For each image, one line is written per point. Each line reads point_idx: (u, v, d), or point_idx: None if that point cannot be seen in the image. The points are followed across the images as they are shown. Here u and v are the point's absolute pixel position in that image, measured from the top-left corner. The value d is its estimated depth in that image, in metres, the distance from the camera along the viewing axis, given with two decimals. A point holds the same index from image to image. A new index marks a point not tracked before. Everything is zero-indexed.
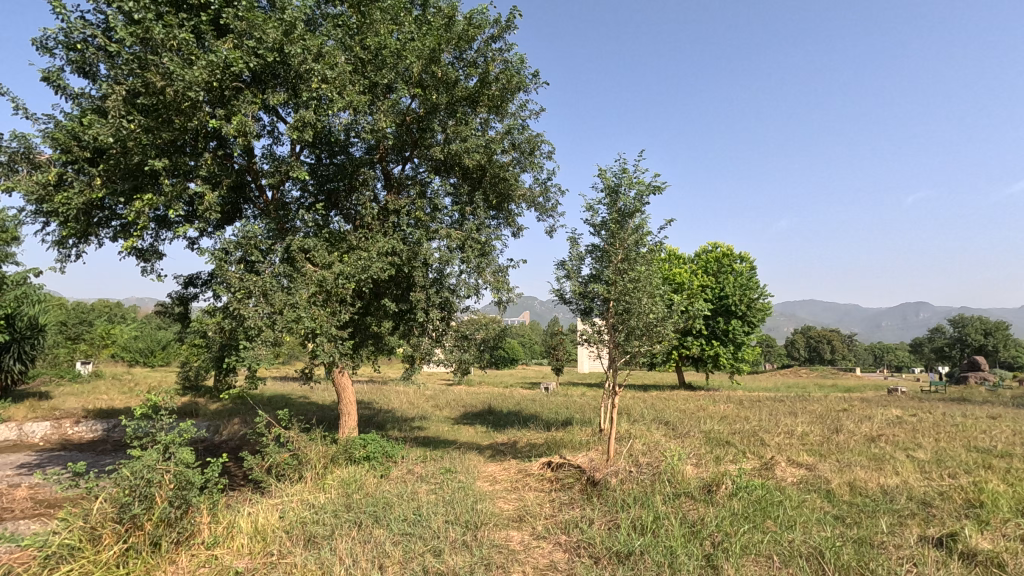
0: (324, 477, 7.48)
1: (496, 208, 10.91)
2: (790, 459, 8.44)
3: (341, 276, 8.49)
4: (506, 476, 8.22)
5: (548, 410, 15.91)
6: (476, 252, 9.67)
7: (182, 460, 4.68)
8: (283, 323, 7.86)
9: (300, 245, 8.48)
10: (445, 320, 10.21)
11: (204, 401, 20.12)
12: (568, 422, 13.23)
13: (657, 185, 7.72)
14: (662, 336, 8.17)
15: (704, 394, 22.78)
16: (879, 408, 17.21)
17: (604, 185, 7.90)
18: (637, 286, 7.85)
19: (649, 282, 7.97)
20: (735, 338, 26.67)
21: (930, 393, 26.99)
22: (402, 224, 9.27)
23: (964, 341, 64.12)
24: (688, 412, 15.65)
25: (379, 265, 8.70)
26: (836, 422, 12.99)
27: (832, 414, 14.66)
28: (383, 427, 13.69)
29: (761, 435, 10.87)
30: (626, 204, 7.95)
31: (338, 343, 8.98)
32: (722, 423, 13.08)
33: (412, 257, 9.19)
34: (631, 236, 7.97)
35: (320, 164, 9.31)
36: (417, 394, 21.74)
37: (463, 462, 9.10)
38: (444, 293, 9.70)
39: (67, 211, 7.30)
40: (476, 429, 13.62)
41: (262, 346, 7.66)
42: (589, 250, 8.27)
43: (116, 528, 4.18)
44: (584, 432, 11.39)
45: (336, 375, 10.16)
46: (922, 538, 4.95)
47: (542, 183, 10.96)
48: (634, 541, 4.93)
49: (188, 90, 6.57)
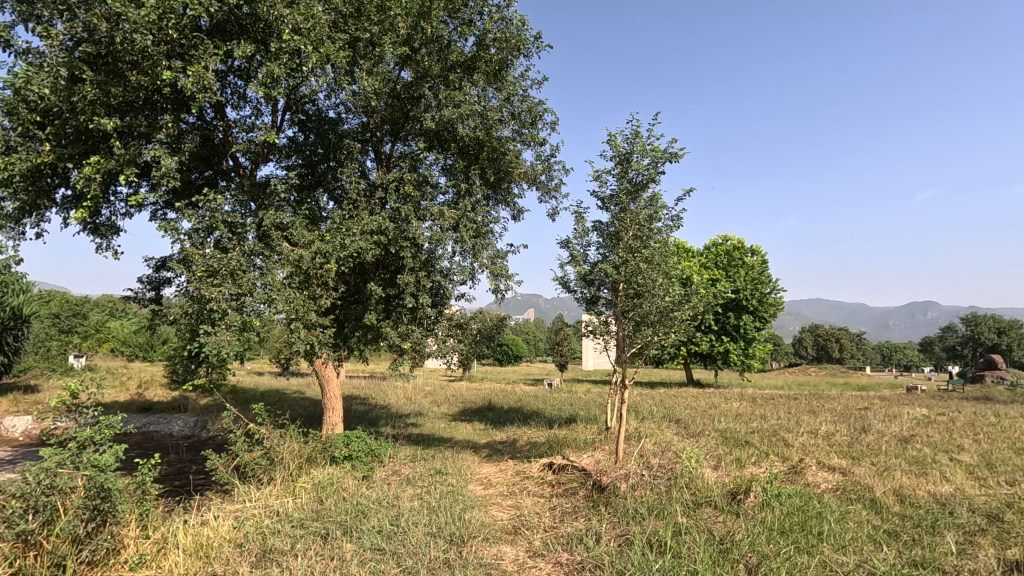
0: (298, 480, 6.66)
1: (495, 187, 10.05)
2: (821, 462, 7.55)
3: (320, 256, 7.65)
4: (502, 478, 7.37)
5: (551, 407, 15.09)
6: (471, 232, 8.81)
7: (97, 462, 3.87)
8: (252, 307, 7.02)
9: (275, 221, 7.63)
10: (438, 308, 9.36)
11: (194, 396, 19.43)
12: (571, 420, 12.38)
13: (674, 151, 6.79)
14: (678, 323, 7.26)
15: (713, 392, 21.81)
16: (900, 406, 16.19)
17: (613, 152, 6.99)
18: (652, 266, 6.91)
19: (664, 264, 7.04)
20: (746, 334, 25.75)
21: (950, 392, 25.92)
22: (390, 200, 8.44)
23: (977, 340, 62.83)
24: (699, 409, 14.76)
25: (362, 244, 7.85)
26: (861, 422, 12.05)
27: (854, 413, 13.74)
28: (375, 423, 12.87)
29: (783, 434, 9.97)
30: (640, 175, 7.01)
31: (317, 331, 8.13)
32: (737, 421, 12.22)
33: (401, 236, 8.33)
34: (644, 209, 7.05)
35: (304, 140, 8.70)
36: (416, 390, 21.02)
37: (456, 463, 8.25)
38: (436, 277, 8.84)
39: (10, 179, 6.47)
40: (473, 426, 12.79)
41: (226, 332, 6.81)
42: (595, 227, 7.34)
43: (2, 548, 3.47)
44: (589, 430, 10.54)
45: (318, 366, 9.30)
46: (1003, 562, 4.06)
47: (544, 161, 10.04)
48: (652, 563, 4.05)
49: (135, 35, 5.76)
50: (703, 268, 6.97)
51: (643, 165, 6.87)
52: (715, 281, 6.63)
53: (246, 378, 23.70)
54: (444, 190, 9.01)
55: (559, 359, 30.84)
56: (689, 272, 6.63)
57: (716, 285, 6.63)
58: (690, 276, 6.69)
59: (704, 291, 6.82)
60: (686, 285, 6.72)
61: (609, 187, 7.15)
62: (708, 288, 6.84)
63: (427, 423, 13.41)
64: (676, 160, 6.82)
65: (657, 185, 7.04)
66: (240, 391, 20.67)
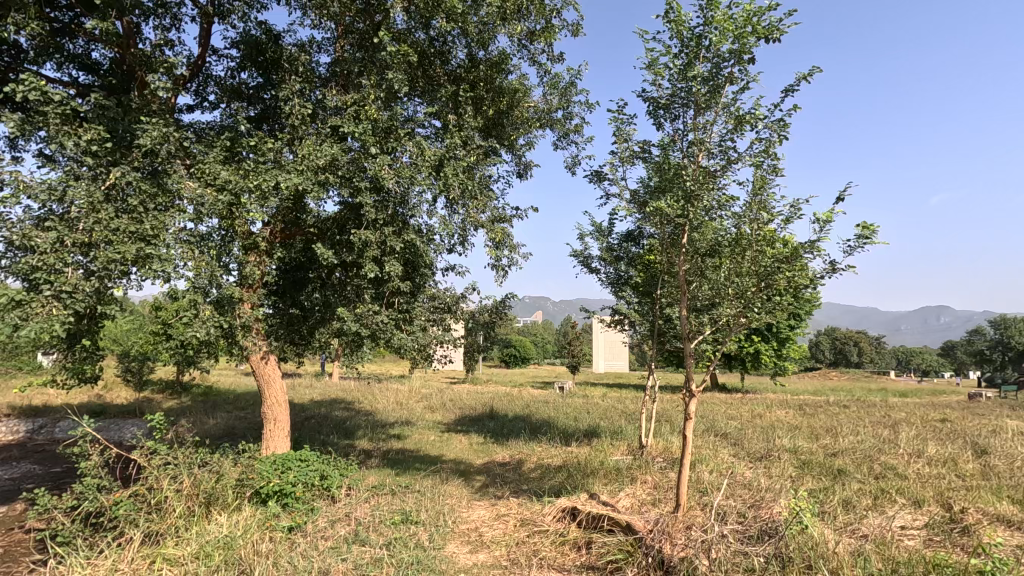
0: (173, 541, 4.17)
1: (495, 128, 7.58)
2: (983, 512, 4.99)
3: (231, 197, 5.20)
4: (501, 531, 4.91)
5: (566, 415, 12.65)
6: (460, 175, 6.33)
7: None
8: (115, 268, 4.55)
9: (168, 145, 5.18)
10: (416, 285, 6.90)
11: (159, 398, 17.19)
12: (593, 434, 9.90)
13: (778, 22, 4.26)
14: (784, 299, 4.58)
15: (745, 398, 19.21)
16: (984, 417, 13.48)
17: (676, 31, 4.50)
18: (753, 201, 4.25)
19: (768, 201, 4.36)
20: (779, 333, 23.10)
21: (1005, 398, 23.15)
22: (344, 126, 5.97)
23: (1008, 344, 59.59)
24: (745, 420, 12.17)
25: (297, 181, 5.42)
26: (966, 439, 9.39)
27: (940, 426, 11.10)
28: (350, 436, 10.47)
29: (882, 458, 7.39)
30: (718, 64, 4.46)
31: (236, 311, 5.69)
32: (804, 437, 9.63)
33: (357, 177, 5.84)
34: (726, 117, 4.46)
35: (246, 65, 6.66)
36: (411, 393, 18.66)
37: (437, 501, 5.77)
38: (411, 237, 6.26)
39: None
40: (470, 440, 10.34)
41: (64, 305, 4.32)
42: (645, 150, 4.76)
43: None
44: (619, 451, 8.04)
45: (254, 361, 6.92)
46: None
47: (562, 91, 7.54)
48: None
49: None
50: (830, 262, 4.07)
51: (724, 46, 4.34)
52: (869, 232, 3.87)
53: (225, 379, 21.43)
54: (425, 121, 6.58)
55: (571, 360, 28.31)
56: (823, 222, 3.86)
57: (872, 239, 3.86)
58: (821, 224, 3.95)
59: (849, 253, 4.02)
60: (821, 238, 3.91)
61: (667, 85, 4.61)
62: (850, 247, 4.04)
63: (415, 435, 10.98)
64: (777, 34, 4.25)
65: (744, 81, 4.47)
66: (214, 392, 18.41)
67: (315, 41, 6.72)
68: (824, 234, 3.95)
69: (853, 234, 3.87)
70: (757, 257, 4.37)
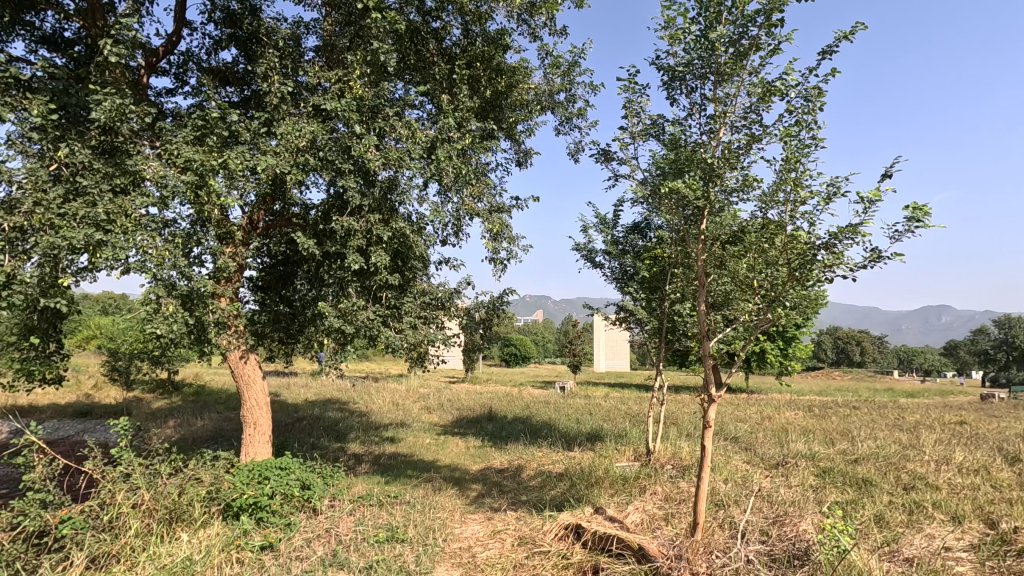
0: (124, 566, 3.68)
1: (492, 110, 7.06)
2: None
3: (198, 178, 4.70)
4: (498, 550, 4.41)
5: (567, 417, 12.14)
6: (453, 158, 5.81)
7: None
8: (62, 255, 4.04)
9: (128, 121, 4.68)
10: (407, 279, 6.39)
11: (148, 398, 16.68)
12: (596, 438, 9.38)
13: None
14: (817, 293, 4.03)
15: (751, 398, 18.68)
16: (1003, 419, 12.96)
17: None
18: (783, 179, 3.72)
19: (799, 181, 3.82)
20: (785, 332, 22.55)
21: (1016, 399, 22.58)
22: (327, 104, 5.46)
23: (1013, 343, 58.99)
24: (753, 422, 11.64)
25: (272, 163, 4.90)
26: (992, 444, 8.86)
27: (961, 430, 10.56)
28: (341, 439, 9.96)
29: (908, 466, 6.87)
30: (743, 27, 3.93)
31: (207, 305, 5.18)
32: (819, 442, 9.11)
33: (340, 159, 5.33)
34: (751, 86, 3.92)
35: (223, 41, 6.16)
36: (407, 393, 18.14)
37: (427, 514, 5.27)
38: (400, 227, 5.73)
39: None
40: (466, 443, 9.83)
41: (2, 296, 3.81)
42: (659, 127, 4.24)
43: None
44: (624, 457, 7.53)
45: (232, 360, 6.42)
46: None
47: (564, 71, 7.03)
48: None
49: None
50: (874, 249, 3.50)
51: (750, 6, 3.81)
52: (921, 214, 3.30)
53: (217, 378, 20.91)
54: (417, 100, 6.07)
55: (571, 359, 27.79)
56: (868, 201, 3.29)
57: (925, 221, 3.30)
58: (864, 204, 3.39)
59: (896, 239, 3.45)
60: (865, 220, 3.34)
61: (684, 52, 4.10)
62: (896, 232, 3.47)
63: (409, 438, 10.47)
64: None
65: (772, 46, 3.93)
66: (204, 392, 17.89)
67: (301, 20, 6.24)
68: (867, 216, 3.38)
69: (902, 216, 3.31)
70: (786, 243, 3.83)
